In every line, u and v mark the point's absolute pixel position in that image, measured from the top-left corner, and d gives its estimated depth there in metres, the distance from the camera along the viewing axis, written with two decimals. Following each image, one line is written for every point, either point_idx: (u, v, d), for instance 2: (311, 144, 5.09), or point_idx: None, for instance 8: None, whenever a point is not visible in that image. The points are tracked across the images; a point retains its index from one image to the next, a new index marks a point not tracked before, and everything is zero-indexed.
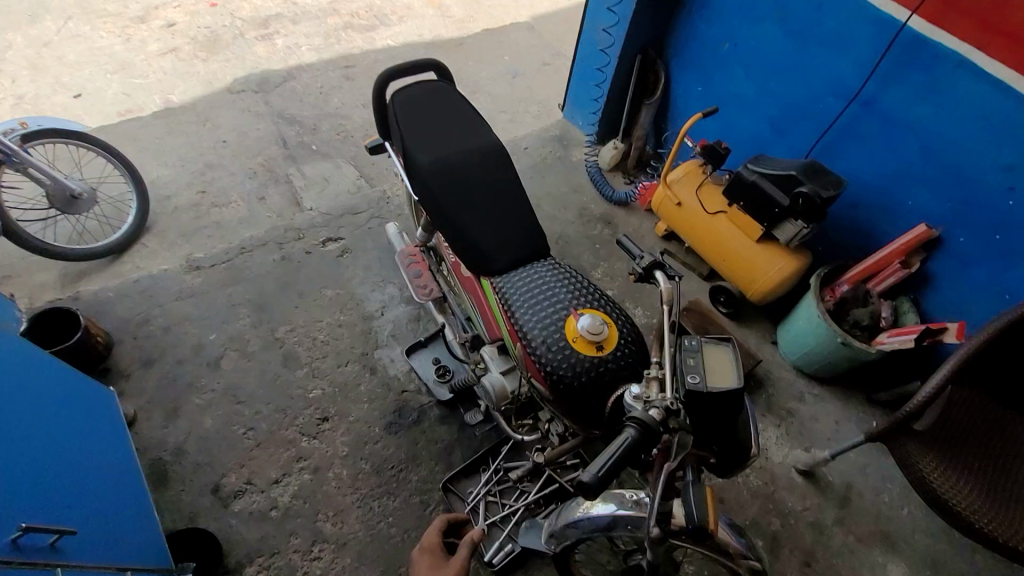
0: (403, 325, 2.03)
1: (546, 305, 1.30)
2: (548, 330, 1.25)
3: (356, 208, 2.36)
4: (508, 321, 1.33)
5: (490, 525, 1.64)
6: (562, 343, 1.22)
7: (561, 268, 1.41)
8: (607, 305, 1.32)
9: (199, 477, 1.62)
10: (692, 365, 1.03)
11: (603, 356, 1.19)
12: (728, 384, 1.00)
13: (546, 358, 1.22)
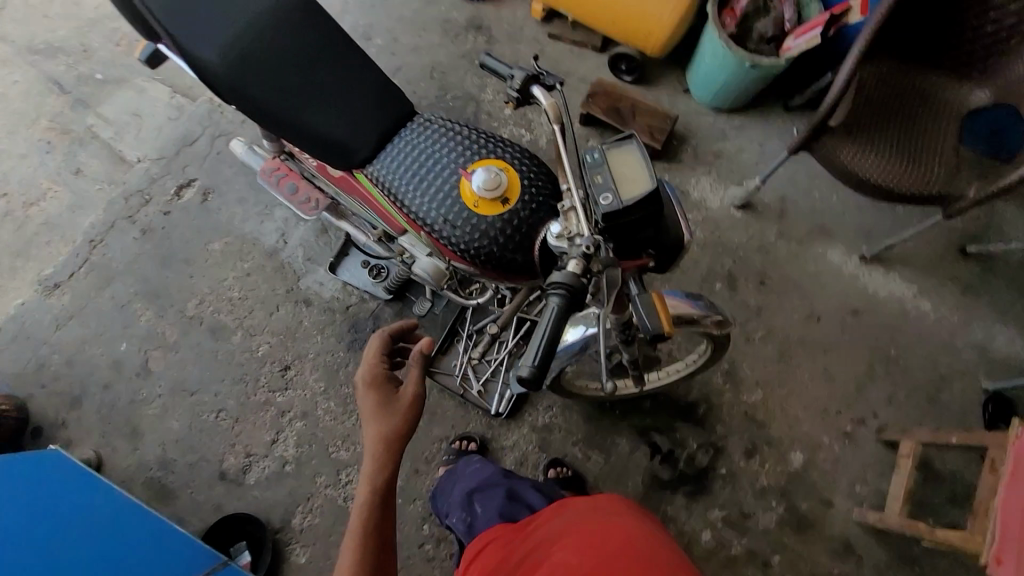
0: (312, 243, 1.84)
1: (431, 179, 1.13)
2: (447, 205, 1.10)
3: (190, 136, 1.95)
4: (402, 211, 1.17)
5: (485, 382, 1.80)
6: (466, 214, 1.09)
7: (433, 125, 1.20)
8: (497, 148, 1.15)
9: (200, 472, 1.62)
10: (601, 185, 0.92)
11: (513, 209, 1.08)
12: (640, 191, 0.91)
13: (457, 237, 1.10)
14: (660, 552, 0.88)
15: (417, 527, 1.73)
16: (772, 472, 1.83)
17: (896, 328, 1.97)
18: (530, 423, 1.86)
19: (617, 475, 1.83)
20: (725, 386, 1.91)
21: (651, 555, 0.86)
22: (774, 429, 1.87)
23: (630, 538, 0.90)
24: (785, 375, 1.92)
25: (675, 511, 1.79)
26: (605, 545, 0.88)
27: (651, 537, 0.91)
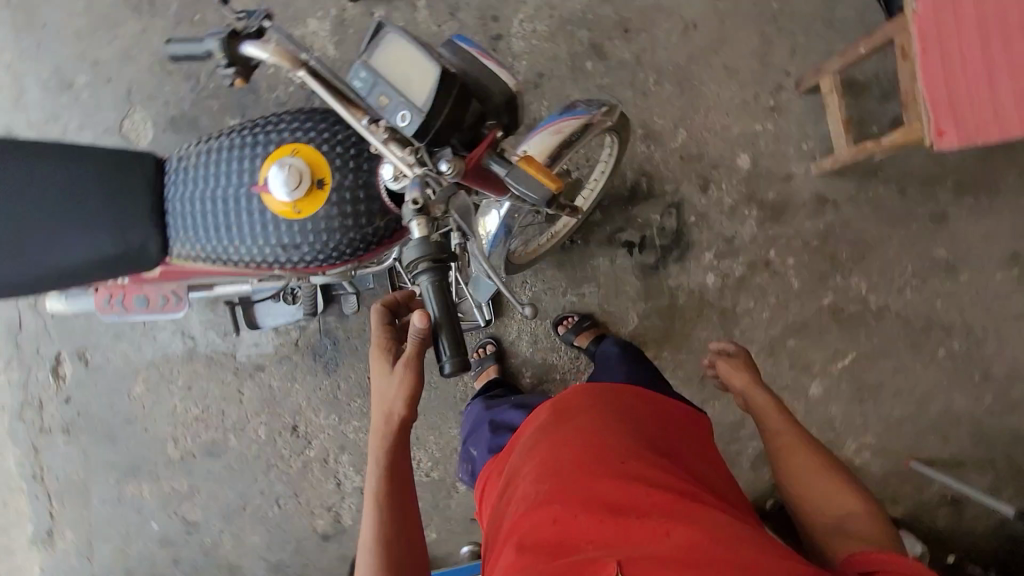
0: (218, 318, 1.70)
1: (236, 214, 0.93)
2: (270, 230, 0.92)
3: (20, 316, 1.70)
4: (243, 265, 0.99)
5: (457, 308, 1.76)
6: (299, 223, 0.91)
7: (194, 159, 0.97)
8: (273, 132, 0.94)
9: (306, 548, 1.71)
10: (384, 108, 0.74)
11: (336, 186, 0.91)
12: (431, 83, 0.74)
13: (310, 250, 0.94)
14: (621, 442, 0.90)
15: None
16: (730, 187, 1.86)
17: None
18: (520, 305, 1.88)
19: (616, 288, 1.88)
20: (650, 148, 1.86)
21: (613, 448, 0.88)
22: (712, 152, 1.86)
23: (590, 436, 0.91)
24: (693, 97, 1.84)
25: (677, 278, 1.88)
26: (565, 452, 0.89)
27: (612, 429, 0.93)
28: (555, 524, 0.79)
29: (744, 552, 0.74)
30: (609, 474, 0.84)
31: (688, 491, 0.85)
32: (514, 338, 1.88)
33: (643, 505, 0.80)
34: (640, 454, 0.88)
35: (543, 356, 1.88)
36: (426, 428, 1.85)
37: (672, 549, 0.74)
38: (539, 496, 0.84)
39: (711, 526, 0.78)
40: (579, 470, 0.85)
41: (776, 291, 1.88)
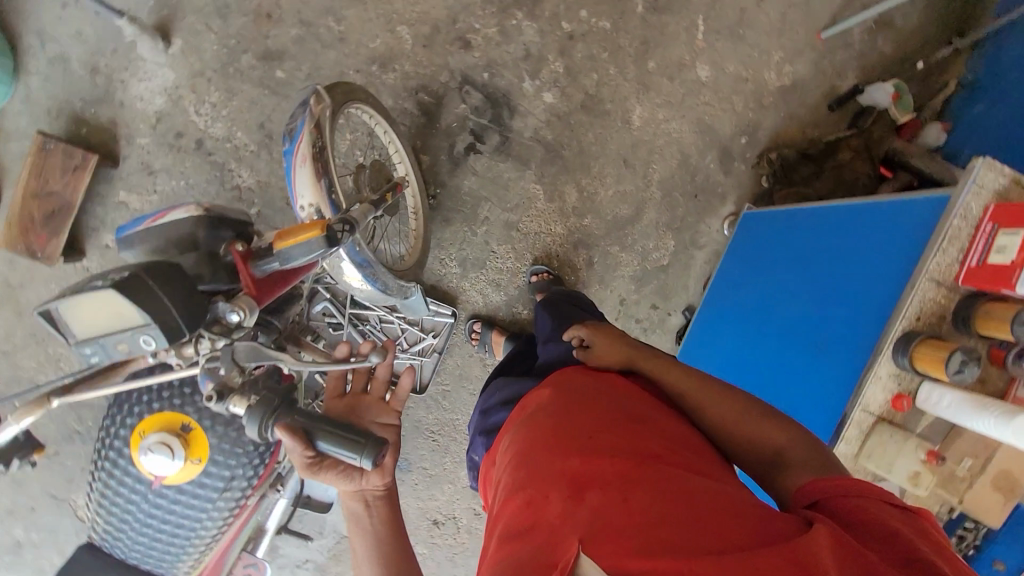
0: (303, 530, 1.75)
1: (174, 515, 0.89)
2: (204, 493, 0.89)
3: None
4: (231, 528, 0.96)
5: (424, 330, 1.80)
6: (214, 464, 0.88)
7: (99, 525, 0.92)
8: (111, 440, 0.89)
9: None
10: (121, 354, 0.67)
11: (197, 413, 0.88)
12: (131, 307, 0.64)
13: (245, 466, 0.91)
14: (589, 419, 0.85)
15: None
16: (483, 19, 1.72)
17: None
18: (458, 276, 1.85)
19: (501, 185, 1.82)
20: (396, 65, 1.69)
21: (580, 428, 0.83)
22: (438, 11, 1.69)
23: (561, 420, 0.86)
24: None
25: (529, 125, 1.80)
26: (536, 441, 0.84)
27: (579, 410, 0.88)
28: (524, 512, 0.74)
29: (711, 514, 0.68)
30: (575, 453, 0.79)
31: (660, 455, 0.79)
32: (484, 299, 1.88)
33: (608, 476, 0.74)
34: (610, 429, 0.83)
35: (515, 285, 1.88)
36: None
37: (635, 514, 0.68)
38: (512, 491, 0.79)
39: (679, 491, 0.72)
40: (548, 454, 0.80)
41: (601, 47, 1.79)
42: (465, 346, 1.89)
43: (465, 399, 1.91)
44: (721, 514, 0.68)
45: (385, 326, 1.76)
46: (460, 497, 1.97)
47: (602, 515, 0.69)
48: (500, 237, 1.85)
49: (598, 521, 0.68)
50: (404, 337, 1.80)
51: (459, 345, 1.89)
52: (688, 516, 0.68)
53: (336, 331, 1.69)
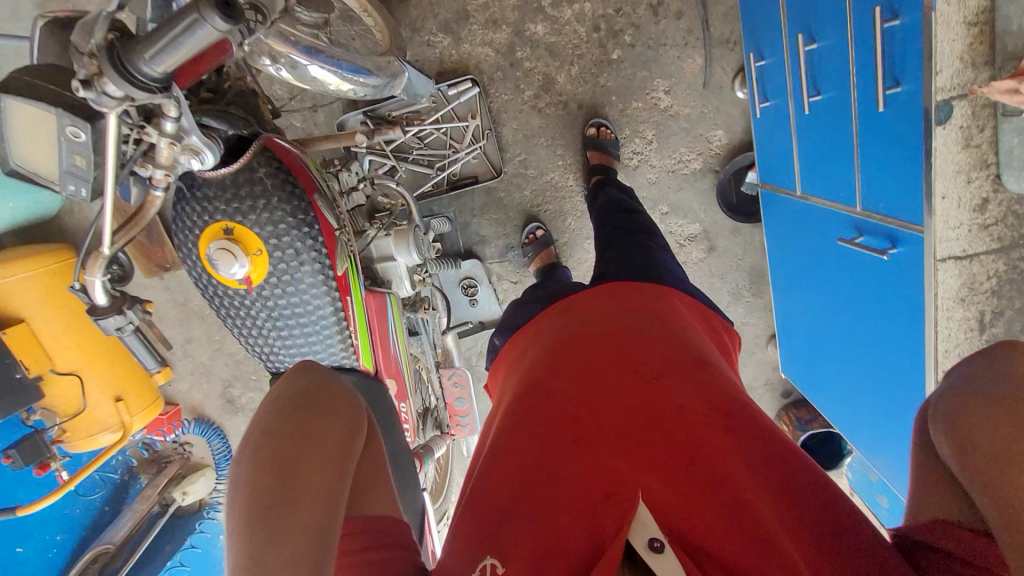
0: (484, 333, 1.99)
1: (286, 299, 0.96)
2: (287, 263, 0.93)
3: None
4: (341, 292, 1.01)
5: (460, 118, 1.70)
6: (272, 240, 0.91)
7: (262, 353, 1.05)
8: (203, 285, 0.96)
9: (688, 249, 1.85)
10: (87, 170, 0.72)
11: (230, 216, 0.89)
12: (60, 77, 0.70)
13: (296, 229, 0.92)
14: (659, 365, 0.97)
15: (619, 57, 1.64)
16: None
17: None
18: (455, 45, 1.65)
19: None
20: None
21: (645, 374, 0.95)
22: None
23: (631, 358, 0.99)
24: None
25: None
26: (589, 383, 0.96)
27: (640, 367, 0.97)
28: (573, 428, 0.90)
29: (752, 494, 0.76)
30: (637, 395, 0.92)
31: (719, 419, 0.88)
32: (493, 46, 1.65)
33: (664, 427, 0.86)
34: (677, 383, 0.94)
35: (511, 7, 1.61)
36: None
37: (673, 468, 0.80)
38: (565, 401, 0.95)
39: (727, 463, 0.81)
40: (610, 385, 0.95)
41: None
42: (513, 103, 1.71)
43: (546, 154, 1.76)
44: (762, 507, 0.75)
45: (428, 141, 1.72)
46: None
47: (643, 458, 0.82)
48: None
49: (636, 462, 0.81)
50: (451, 137, 1.72)
51: (505, 106, 1.71)
52: (727, 489, 0.77)
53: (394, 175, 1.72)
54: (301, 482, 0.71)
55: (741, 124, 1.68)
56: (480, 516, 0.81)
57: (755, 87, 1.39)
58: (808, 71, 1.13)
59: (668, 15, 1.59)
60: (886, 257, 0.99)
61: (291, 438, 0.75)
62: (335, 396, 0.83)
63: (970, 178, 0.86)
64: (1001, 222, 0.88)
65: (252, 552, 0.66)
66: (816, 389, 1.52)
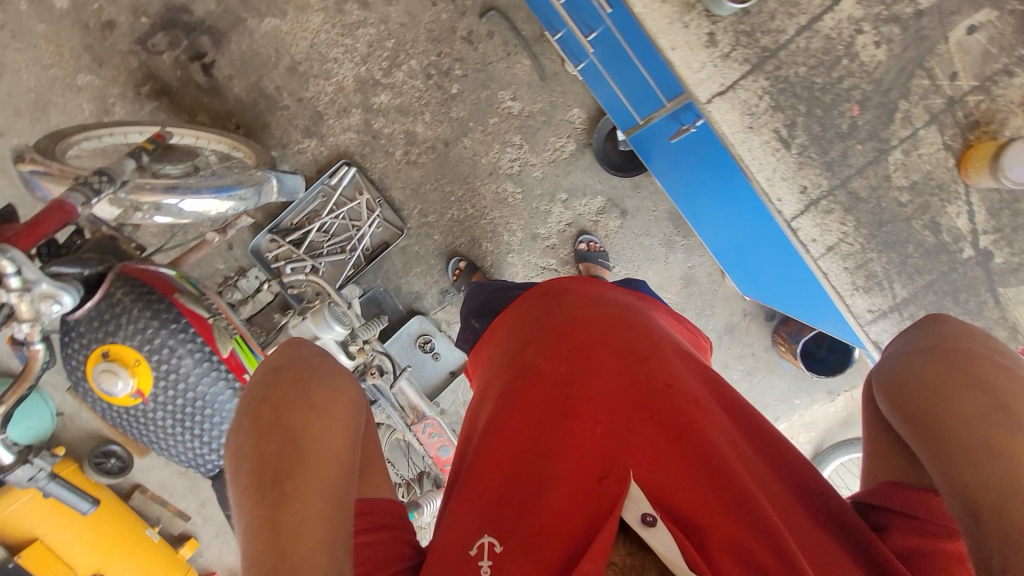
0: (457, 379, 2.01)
1: (182, 397, 1.01)
2: (167, 363, 0.99)
3: None
4: (236, 372, 1.06)
5: (349, 199, 1.82)
6: (146, 346, 0.99)
7: (191, 459, 1.09)
8: (110, 413, 1.03)
9: (604, 223, 1.89)
10: None
11: (103, 342, 0.98)
12: None
13: (165, 329, 1.00)
14: (648, 345, 0.97)
15: (459, 90, 1.79)
16: None
17: None
18: (321, 143, 1.83)
19: (252, 56, 1.77)
20: (110, 100, 1.77)
21: (634, 348, 0.96)
22: (69, 33, 1.72)
23: (617, 337, 0.99)
24: (37, 87, 1.74)
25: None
26: (579, 353, 0.96)
27: (626, 341, 0.98)
28: (564, 406, 0.88)
29: (738, 468, 0.77)
30: (628, 374, 0.91)
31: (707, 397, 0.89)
32: (352, 130, 1.82)
33: (657, 403, 0.85)
34: (665, 361, 0.94)
35: (352, 92, 1.79)
36: (475, 165, 1.85)
37: (664, 443, 0.79)
38: (554, 380, 0.92)
39: (717, 437, 0.81)
40: (599, 363, 0.94)
41: None
42: (390, 167, 1.84)
43: (437, 198, 1.87)
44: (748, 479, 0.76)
45: (332, 230, 1.82)
46: (528, 250, 1.93)
47: (635, 435, 0.81)
48: (300, 84, 1.79)
49: (630, 440, 0.80)
50: (350, 218, 1.83)
51: (384, 173, 1.85)
52: (717, 461, 0.77)
53: (317, 272, 1.76)
54: (307, 445, 0.76)
55: (590, 96, 1.79)
56: (473, 502, 0.79)
57: (566, 56, 1.46)
58: (577, 18, 1.24)
59: (481, 39, 1.75)
60: (694, 128, 1.19)
61: (293, 405, 0.80)
62: (336, 374, 0.88)
63: (686, 22, 0.99)
64: (737, 45, 0.99)
65: (264, 514, 0.71)
66: (782, 298, 1.48)
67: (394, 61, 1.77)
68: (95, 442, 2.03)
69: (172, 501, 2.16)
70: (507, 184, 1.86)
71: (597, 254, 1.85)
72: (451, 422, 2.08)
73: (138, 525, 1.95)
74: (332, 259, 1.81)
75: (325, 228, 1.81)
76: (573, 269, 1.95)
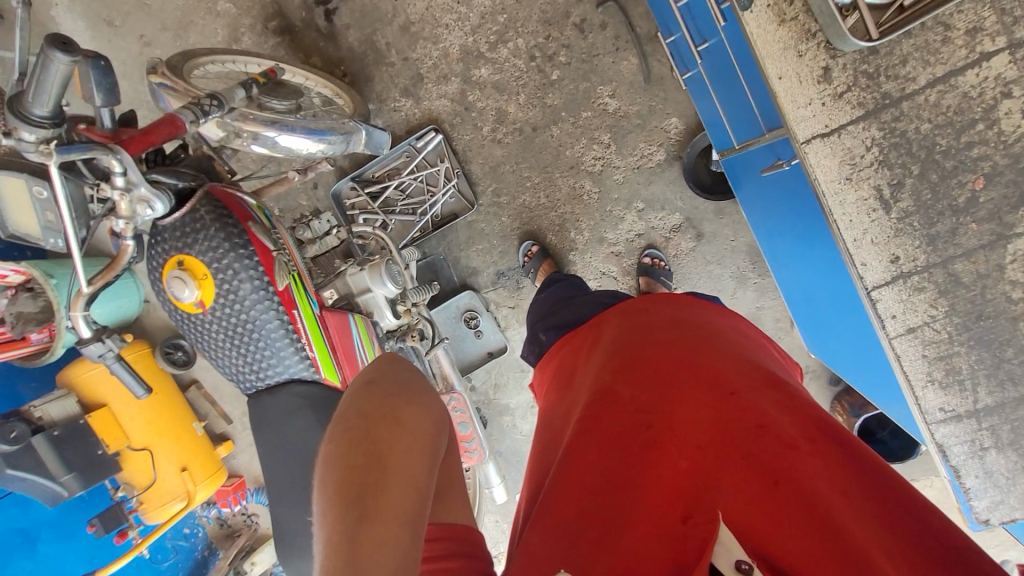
0: (493, 360, 2.03)
1: (239, 315, 1.10)
2: (227, 282, 1.08)
3: None
4: (288, 303, 1.14)
5: (429, 164, 1.85)
6: (214, 262, 1.07)
7: (241, 375, 1.18)
8: (175, 316, 1.13)
9: (676, 242, 1.82)
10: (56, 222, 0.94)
11: (181, 251, 1.07)
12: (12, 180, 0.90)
13: (235, 251, 1.08)
14: (739, 376, 0.92)
15: (558, 77, 1.76)
16: None
17: None
18: (416, 104, 1.87)
19: (371, 10, 1.83)
20: (241, 30, 1.90)
21: (721, 379, 0.91)
22: None
23: (703, 366, 0.93)
24: (184, 7, 1.90)
25: None
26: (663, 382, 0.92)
27: (715, 370, 0.93)
28: (647, 440, 0.85)
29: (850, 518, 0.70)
30: (716, 409, 0.87)
31: (807, 434, 0.82)
32: (448, 97, 1.85)
33: (746, 444, 0.81)
34: (757, 396, 0.88)
35: (455, 60, 1.81)
36: (558, 156, 1.82)
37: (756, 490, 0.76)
38: (635, 407, 0.90)
39: (819, 483, 0.75)
40: (682, 393, 0.90)
41: None
42: (475, 141, 1.86)
43: (513, 180, 1.87)
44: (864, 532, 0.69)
45: (409, 191, 1.86)
46: (592, 252, 1.89)
47: (724, 478, 0.78)
48: (409, 44, 1.83)
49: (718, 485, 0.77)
50: (428, 183, 1.87)
51: (468, 145, 1.87)
52: (819, 511, 0.71)
53: (386, 228, 1.83)
54: (392, 459, 0.78)
55: (692, 108, 1.71)
56: (550, 527, 0.76)
57: (674, 62, 1.36)
58: (691, 25, 1.24)
59: (593, 29, 1.70)
60: (787, 165, 1.16)
61: (384, 422, 0.83)
62: (423, 395, 0.92)
63: (800, 52, 1.05)
64: (853, 86, 1.04)
65: (345, 527, 0.70)
66: (862, 370, 1.36)
67: (502, 36, 1.76)
68: (169, 334, 2.27)
69: (220, 403, 2.37)
70: (585, 181, 1.83)
71: (661, 272, 1.78)
72: (477, 400, 2.11)
73: (187, 417, 2.15)
74: (403, 218, 1.86)
75: (402, 186, 1.85)
76: (633, 281, 1.89)
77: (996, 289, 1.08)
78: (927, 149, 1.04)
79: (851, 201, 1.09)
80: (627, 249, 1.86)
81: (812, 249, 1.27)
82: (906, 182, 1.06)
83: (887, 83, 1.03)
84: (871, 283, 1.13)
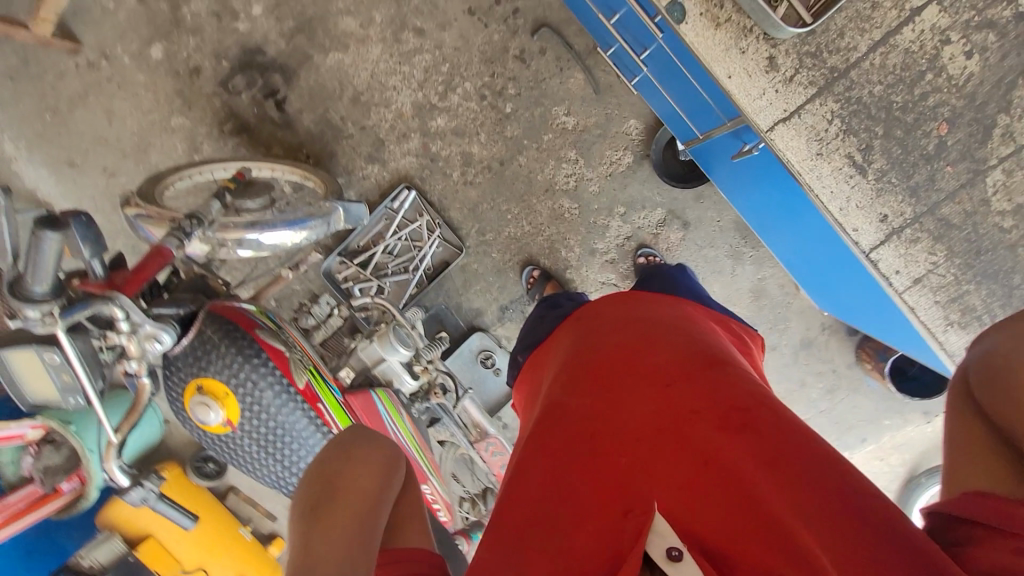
0: None
1: (266, 423, 1.11)
2: (249, 394, 1.09)
3: None
4: (312, 399, 1.14)
5: (409, 221, 1.87)
6: (232, 378, 1.08)
7: (284, 481, 1.19)
8: (205, 440, 1.14)
9: (665, 236, 1.84)
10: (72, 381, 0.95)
11: (197, 376, 1.08)
12: (22, 352, 0.92)
13: (251, 363, 1.09)
14: (678, 365, 0.92)
15: (513, 109, 1.80)
16: (182, 43, 1.86)
17: (19, 127, 1.92)
18: (383, 168, 1.91)
19: (319, 90, 1.87)
20: (199, 138, 1.94)
21: (659, 371, 0.92)
22: (164, 81, 1.89)
23: (642, 362, 0.94)
24: (140, 130, 1.94)
25: (275, 40, 1.84)
26: (603, 385, 0.93)
27: (653, 364, 0.93)
28: (589, 441, 0.85)
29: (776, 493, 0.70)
30: (654, 402, 0.87)
31: (740, 414, 0.82)
32: (412, 154, 1.88)
33: (682, 432, 0.82)
34: (695, 382, 0.89)
35: (411, 117, 1.85)
36: (531, 183, 1.85)
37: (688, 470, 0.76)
38: (579, 413, 0.90)
39: (748, 463, 0.75)
40: (623, 392, 0.91)
41: None
42: (448, 188, 1.89)
43: (494, 216, 1.90)
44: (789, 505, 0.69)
45: (396, 251, 1.88)
46: (587, 265, 1.91)
47: (659, 464, 0.78)
48: (363, 114, 1.87)
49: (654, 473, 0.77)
50: (412, 239, 1.89)
51: (443, 194, 1.90)
52: (745, 489, 0.71)
53: (382, 292, 1.85)
54: (334, 517, 0.80)
55: (647, 107, 1.76)
56: (495, 543, 0.76)
57: (619, 71, 1.45)
58: (630, 36, 1.27)
59: (534, 56, 1.75)
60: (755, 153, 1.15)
61: (332, 483, 0.85)
62: (372, 445, 0.92)
63: (742, 49, 1.08)
64: (801, 67, 1.08)
65: None
66: (874, 318, 1.39)
67: (450, 85, 1.81)
68: (194, 448, 2.26)
69: (261, 502, 2.35)
70: (563, 200, 1.86)
71: None
72: (512, 436, 2.11)
73: (233, 525, 2.13)
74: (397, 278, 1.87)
75: (389, 248, 1.87)
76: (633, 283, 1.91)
77: (987, 223, 1.13)
78: (886, 108, 1.08)
79: (827, 173, 1.11)
80: (620, 255, 1.88)
81: (794, 222, 1.29)
82: (874, 143, 1.10)
83: (831, 58, 1.07)
84: (865, 245, 1.14)
